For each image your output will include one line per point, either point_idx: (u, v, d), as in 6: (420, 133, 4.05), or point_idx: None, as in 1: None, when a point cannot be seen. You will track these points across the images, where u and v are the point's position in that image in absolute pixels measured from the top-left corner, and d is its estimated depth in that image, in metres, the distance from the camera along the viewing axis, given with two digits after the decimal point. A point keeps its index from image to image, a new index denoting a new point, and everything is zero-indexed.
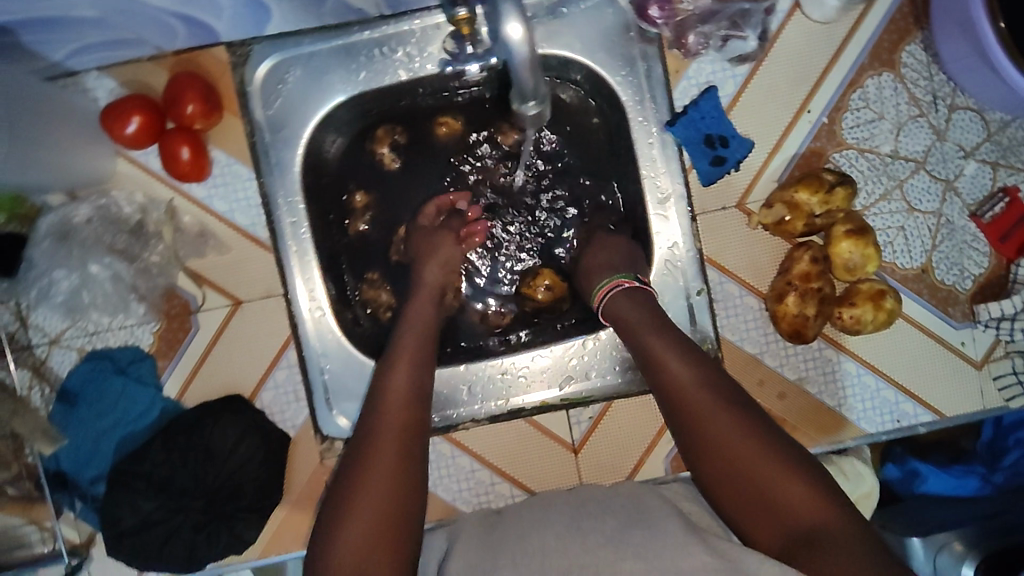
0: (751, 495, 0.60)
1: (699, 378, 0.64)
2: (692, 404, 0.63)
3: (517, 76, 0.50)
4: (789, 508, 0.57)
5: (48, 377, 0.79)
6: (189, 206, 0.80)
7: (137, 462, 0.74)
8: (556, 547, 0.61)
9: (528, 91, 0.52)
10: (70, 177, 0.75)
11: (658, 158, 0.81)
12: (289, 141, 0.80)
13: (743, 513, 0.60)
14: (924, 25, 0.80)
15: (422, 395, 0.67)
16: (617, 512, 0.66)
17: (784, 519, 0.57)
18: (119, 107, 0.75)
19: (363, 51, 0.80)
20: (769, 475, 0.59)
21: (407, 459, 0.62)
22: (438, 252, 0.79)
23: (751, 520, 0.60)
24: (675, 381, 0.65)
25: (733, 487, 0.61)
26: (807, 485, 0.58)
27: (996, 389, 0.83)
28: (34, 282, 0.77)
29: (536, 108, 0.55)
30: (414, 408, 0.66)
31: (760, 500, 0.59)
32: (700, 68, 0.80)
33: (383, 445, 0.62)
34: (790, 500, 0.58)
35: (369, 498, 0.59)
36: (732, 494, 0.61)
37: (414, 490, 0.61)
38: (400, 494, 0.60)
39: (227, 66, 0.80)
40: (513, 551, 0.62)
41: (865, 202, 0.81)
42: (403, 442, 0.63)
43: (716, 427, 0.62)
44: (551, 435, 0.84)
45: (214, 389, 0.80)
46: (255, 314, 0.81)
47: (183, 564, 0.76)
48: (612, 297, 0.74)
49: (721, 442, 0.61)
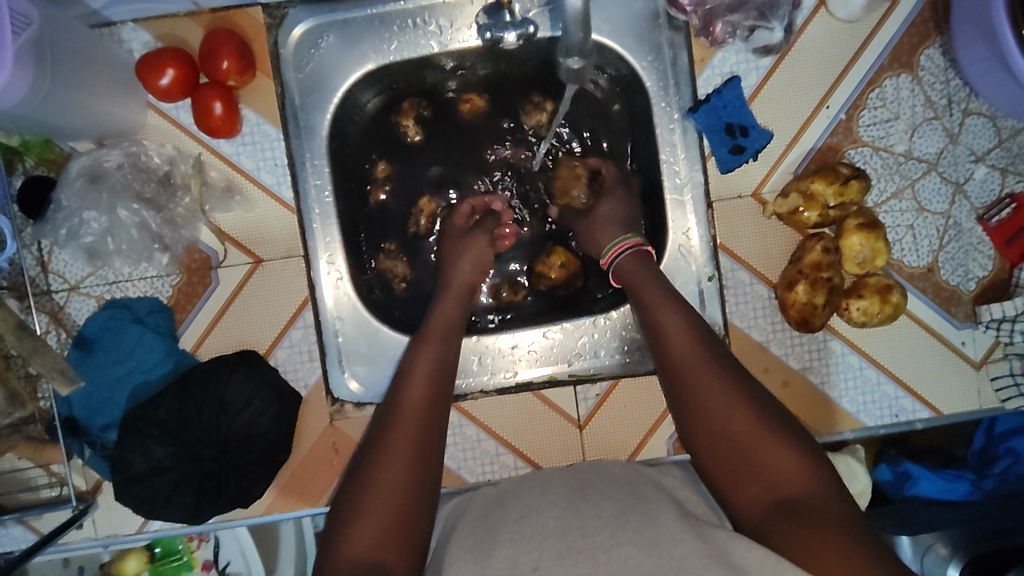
0: (746, 474, 0.62)
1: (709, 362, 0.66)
2: (702, 384, 0.65)
3: (567, 27, 0.56)
4: (785, 489, 0.60)
5: (65, 322, 0.80)
6: (217, 162, 0.81)
7: (151, 409, 0.75)
8: (554, 529, 0.61)
9: (574, 44, 0.58)
10: (102, 125, 0.76)
11: (679, 144, 0.83)
12: (318, 105, 0.82)
13: (734, 491, 0.62)
14: (944, 30, 0.82)
15: (450, 369, 0.71)
16: (616, 492, 0.67)
17: (775, 499, 0.60)
18: (155, 58, 0.76)
19: (396, 21, 0.82)
20: (768, 458, 0.61)
21: (429, 429, 0.65)
22: (469, 252, 0.79)
23: (741, 499, 0.62)
24: (686, 360, 0.67)
25: (727, 465, 0.63)
26: (808, 472, 0.60)
27: (993, 391, 0.85)
28: (65, 221, 0.77)
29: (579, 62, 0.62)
30: (441, 380, 0.69)
31: (755, 481, 0.61)
32: (725, 57, 0.82)
33: (408, 413, 0.66)
34: (789, 484, 0.60)
35: (389, 458, 0.62)
36: (726, 473, 0.63)
37: (429, 464, 0.64)
38: (418, 460, 0.63)
39: (263, 28, 0.81)
40: (512, 534, 0.62)
41: (877, 199, 0.83)
42: (428, 413, 0.66)
43: (724, 411, 0.64)
44: (558, 410, 0.85)
45: (229, 344, 0.81)
46: (275, 273, 0.82)
47: (189, 514, 0.76)
48: (629, 271, 0.76)
49: (725, 422, 0.63)
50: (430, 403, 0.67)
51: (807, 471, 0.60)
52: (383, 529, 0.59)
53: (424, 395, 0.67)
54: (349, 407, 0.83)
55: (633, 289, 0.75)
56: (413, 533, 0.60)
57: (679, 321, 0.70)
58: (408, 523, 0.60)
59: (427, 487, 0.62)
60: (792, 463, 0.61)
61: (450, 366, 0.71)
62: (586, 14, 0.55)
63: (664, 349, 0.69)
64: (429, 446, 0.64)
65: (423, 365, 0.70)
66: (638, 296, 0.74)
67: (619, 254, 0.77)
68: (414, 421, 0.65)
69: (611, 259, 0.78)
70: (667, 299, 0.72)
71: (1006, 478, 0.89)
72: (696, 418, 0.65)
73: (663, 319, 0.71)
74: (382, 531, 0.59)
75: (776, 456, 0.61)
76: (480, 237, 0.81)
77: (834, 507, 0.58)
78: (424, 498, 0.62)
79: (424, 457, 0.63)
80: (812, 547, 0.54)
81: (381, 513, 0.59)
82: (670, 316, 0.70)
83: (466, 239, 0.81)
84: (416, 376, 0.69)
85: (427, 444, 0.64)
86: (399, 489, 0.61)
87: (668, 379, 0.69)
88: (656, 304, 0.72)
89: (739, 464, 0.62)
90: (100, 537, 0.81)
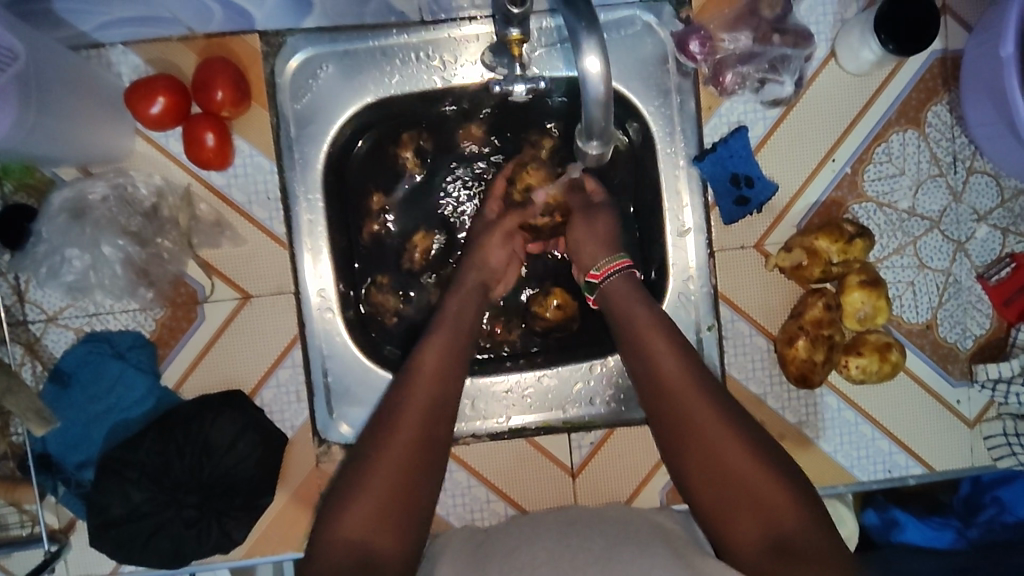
0: (736, 504, 0.63)
1: (695, 383, 0.67)
2: (694, 414, 0.66)
3: (589, 111, 0.53)
4: (767, 508, 0.62)
5: (41, 355, 0.77)
6: (207, 193, 0.78)
7: (130, 451, 0.72)
8: (546, 560, 0.63)
9: (597, 128, 0.55)
10: (87, 153, 0.73)
11: (683, 191, 0.82)
12: (314, 137, 0.79)
13: (725, 520, 0.64)
14: (952, 87, 0.82)
15: (456, 366, 0.70)
16: (609, 528, 0.70)
17: (766, 532, 0.62)
18: (145, 86, 0.73)
19: (398, 54, 0.79)
20: (760, 490, 0.63)
21: (431, 430, 0.66)
22: (463, 291, 0.77)
23: (730, 529, 0.64)
24: (679, 386, 0.67)
25: (718, 497, 0.64)
26: (790, 495, 0.63)
27: (986, 449, 0.84)
28: (45, 258, 0.74)
29: (598, 147, 0.58)
30: (446, 380, 0.69)
31: (746, 513, 0.63)
32: (733, 107, 0.81)
33: (408, 413, 0.66)
34: (770, 503, 0.62)
35: (385, 460, 0.64)
36: (716, 504, 0.65)
37: (428, 464, 0.65)
38: (414, 461, 0.64)
39: (259, 56, 0.78)
40: (502, 565, 0.63)
41: (879, 254, 0.83)
42: (430, 414, 0.67)
43: (710, 432, 0.65)
44: (551, 458, 0.83)
45: (214, 382, 0.79)
46: (264, 309, 0.79)
47: (167, 559, 0.74)
48: (617, 295, 0.74)
49: (718, 457, 0.64)
50: (435, 404, 0.67)
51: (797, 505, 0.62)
52: (376, 526, 0.61)
53: (428, 396, 0.68)
54: (337, 449, 0.81)
55: (618, 317, 0.73)
56: (409, 530, 0.63)
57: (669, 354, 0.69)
58: (400, 521, 0.62)
59: (425, 487, 0.64)
60: (774, 487, 0.63)
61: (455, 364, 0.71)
62: (610, 100, 0.52)
63: (652, 384, 0.69)
64: (430, 447, 0.66)
65: (428, 367, 0.69)
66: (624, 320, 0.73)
67: (610, 274, 0.76)
68: (413, 425, 0.66)
69: (601, 276, 0.76)
70: (654, 328, 0.71)
71: (992, 527, 0.89)
72: (689, 450, 0.66)
73: (652, 347, 0.70)
74: (377, 530, 0.61)
75: (766, 486, 0.63)
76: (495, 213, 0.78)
77: (821, 542, 0.60)
78: (421, 498, 0.64)
79: (423, 457, 0.65)
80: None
81: (374, 513, 0.62)
82: (663, 343, 0.70)
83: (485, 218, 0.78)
84: (422, 377, 0.69)
85: (427, 445, 0.66)
86: (395, 488, 0.63)
87: (658, 408, 0.68)
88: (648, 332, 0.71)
89: (732, 496, 0.64)
90: None
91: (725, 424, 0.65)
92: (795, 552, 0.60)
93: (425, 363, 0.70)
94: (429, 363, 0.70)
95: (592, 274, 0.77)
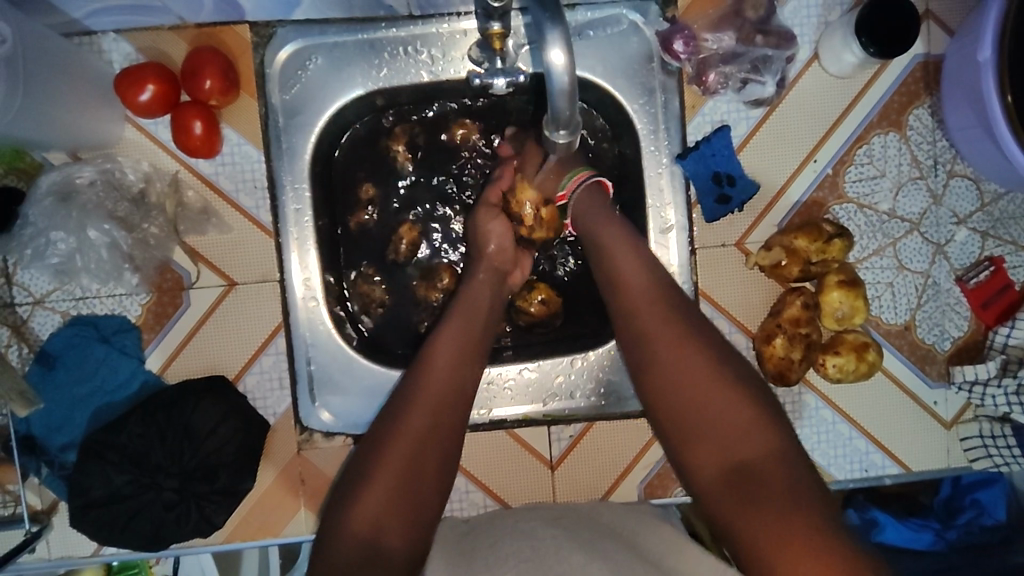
0: (698, 431, 0.62)
1: (660, 304, 0.67)
2: (660, 333, 0.65)
3: (554, 101, 0.54)
4: (732, 432, 0.60)
5: (28, 337, 0.78)
6: (195, 181, 0.79)
7: (112, 434, 0.73)
8: (530, 556, 0.63)
9: (563, 118, 0.56)
10: (76, 138, 0.74)
11: (666, 189, 0.83)
12: (302, 127, 0.80)
13: (688, 445, 0.62)
14: (933, 91, 0.83)
15: (473, 358, 0.70)
16: (594, 526, 0.70)
17: (727, 459, 0.60)
18: (135, 73, 0.74)
19: (387, 48, 0.80)
20: (726, 423, 0.61)
21: (442, 419, 0.66)
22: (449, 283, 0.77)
23: (695, 456, 0.62)
24: (646, 311, 0.67)
25: (681, 421, 0.63)
26: (759, 431, 0.60)
27: (962, 450, 0.85)
28: (30, 241, 0.75)
29: (566, 137, 0.59)
30: (462, 369, 0.69)
31: (708, 440, 0.61)
32: (716, 106, 0.82)
33: (423, 400, 0.67)
34: (736, 428, 0.60)
35: (385, 467, 0.64)
36: (681, 430, 0.63)
37: (429, 465, 0.65)
38: (417, 460, 0.64)
39: (249, 46, 0.79)
40: (488, 558, 0.64)
41: (859, 255, 0.84)
42: (447, 400, 0.67)
43: (677, 354, 0.64)
44: (531, 450, 0.84)
45: (198, 368, 0.80)
46: (248, 297, 0.80)
47: (148, 541, 0.75)
48: (595, 224, 0.74)
49: (681, 375, 0.63)
50: (449, 392, 0.68)
51: (770, 438, 0.60)
52: (380, 524, 0.62)
53: (448, 383, 0.68)
54: (319, 437, 0.82)
55: (602, 247, 0.72)
56: (419, 521, 0.64)
57: (642, 282, 0.69)
58: (406, 512, 0.63)
59: (430, 477, 0.65)
60: (739, 414, 0.61)
61: (470, 352, 0.71)
62: (576, 90, 0.53)
63: (633, 320, 0.68)
64: (442, 437, 0.66)
65: (446, 353, 0.69)
66: (604, 255, 0.72)
67: (576, 192, 0.76)
68: (422, 423, 0.66)
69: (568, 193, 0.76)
70: (637, 266, 0.70)
71: (970, 530, 0.88)
72: (655, 377, 0.65)
73: (624, 270, 0.70)
74: (381, 524, 0.62)
75: (733, 418, 0.61)
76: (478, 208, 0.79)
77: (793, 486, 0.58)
78: (428, 495, 0.65)
79: (433, 449, 0.65)
80: (761, 521, 0.56)
81: (373, 516, 0.62)
82: (637, 277, 0.69)
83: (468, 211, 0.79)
84: (437, 366, 0.69)
85: (430, 444, 0.65)
86: (393, 490, 0.63)
87: (632, 340, 0.67)
88: (627, 272, 0.70)
89: (696, 427, 0.62)
90: (53, 559, 0.79)
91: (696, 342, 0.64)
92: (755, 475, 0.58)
93: (438, 358, 0.69)
94: (452, 366, 0.69)
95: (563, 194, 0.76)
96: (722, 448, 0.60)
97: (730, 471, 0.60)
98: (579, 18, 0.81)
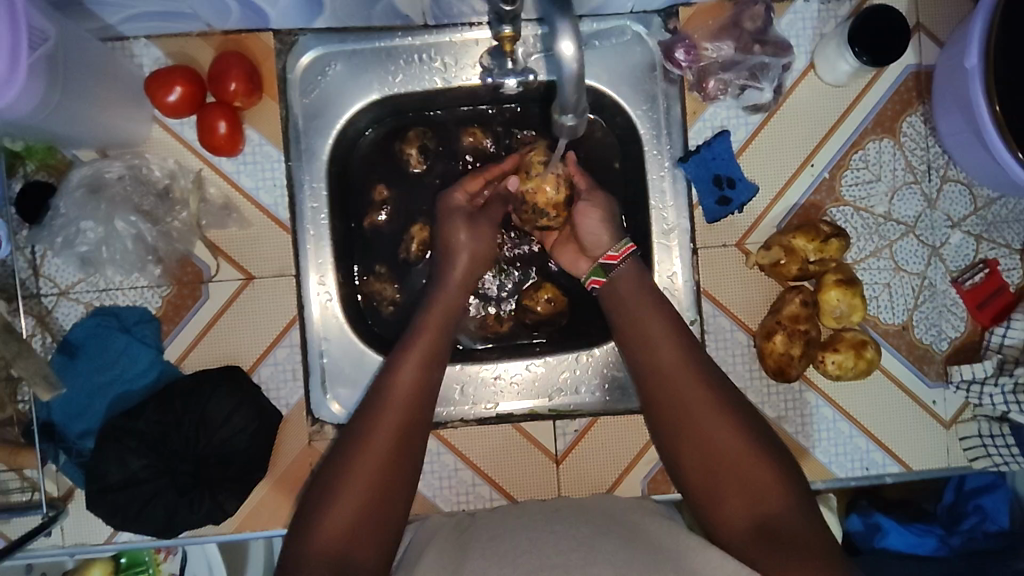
0: (725, 485, 0.65)
1: (683, 365, 0.70)
2: (688, 393, 0.69)
3: (562, 89, 0.57)
4: (759, 489, 0.64)
5: (52, 326, 0.81)
6: (218, 178, 0.83)
7: (129, 420, 0.75)
8: (528, 547, 0.64)
9: (570, 105, 0.59)
10: (105, 136, 0.78)
11: (668, 191, 0.86)
12: (321, 130, 0.84)
13: (716, 506, 0.66)
14: (925, 100, 0.86)
15: (436, 357, 0.73)
16: (594, 517, 0.71)
17: (755, 518, 0.63)
18: (164, 76, 0.78)
19: (402, 56, 0.84)
20: (753, 481, 0.64)
21: (415, 418, 0.68)
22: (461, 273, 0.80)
23: (722, 511, 0.65)
24: (672, 368, 0.70)
25: (709, 478, 0.66)
26: (781, 487, 0.64)
27: (962, 450, 0.86)
28: (61, 230, 0.78)
29: (574, 122, 0.62)
30: (428, 368, 0.71)
31: (736, 498, 0.65)
32: (716, 112, 0.85)
33: (395, 403, 0.69)
34: (763, 486, 0.64)
35: (359, 470, 0.64)
36: (708, 488, 0.66)
37: (409, 462, 0.67)
38: (397, 457, 0.66)
39: (272, 52, 0.83)
40: (484, 550, 0.65)
41: (856, 256, 0.86)
42: (414, 398, 0.69)
43: (702, 414, 0.67)
44: (536, 445, 0.86)
45: (214, 358, 0.82)
46: (266, 290, 0.83)
47: (160, 526, 0.76)
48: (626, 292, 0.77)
49: (708, 435, 0.67)
50: (414, 388, 0.70)
51: (785, 495, 0.64)
52: (354, 530, 0.62)
53: (412, 380, 0.70)
54: (329, 429, 0.84)
55: (628, 313, 0.76)
56: (390, 518, 0.64)
57: (671, 348, 0.71)
58: (382, 510, 0.64)
59: (403, 477, 0.66)
60: (767, 472, 0.65)
61: (435, 350, 0.73)
62: (582, 79, 0.56)
63: (652, 376, 0.71)
64: (410, 434, 0.68)
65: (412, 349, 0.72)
66: (630, 312, 0.75)
67: (624, 257, 0.79)
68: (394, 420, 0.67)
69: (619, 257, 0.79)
70: (663, 331, 0.73)
71: (974, 536, 0.88)
72: (689, 432, 0.68)
73: (648, 331, 0.73)
74: (359, 525, 0.63)
75: (762, 474, 0.65)
76: (489, 208, 0.83)
77: (806, 530, 0.61)
78: (399, 495, 0.65)
79: (407, 449, 0.67)
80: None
81: (354, 511, 0.63)
82: (661, 338, 0.72)
83: (478, 212, 0.83)
84: (408, 359, 0.71)
85: (404, 443, 0.67)
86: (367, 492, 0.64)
87: (657, 397, 0.71)
88: (644, 320, 0.74)
89: (724, 481, 0.65)
90: (67, 546, 0.81)
91: (716, 404, 0.67)
92: (781, 534, 0.61)
93: (413, 354, 0.72)
94: (418, 365, 0.71)
95: (594, 278, 0.80)
96: (749, 505, 0.64)
97: (759, 527, 0.62)
98: (585, 29, 0.85)
